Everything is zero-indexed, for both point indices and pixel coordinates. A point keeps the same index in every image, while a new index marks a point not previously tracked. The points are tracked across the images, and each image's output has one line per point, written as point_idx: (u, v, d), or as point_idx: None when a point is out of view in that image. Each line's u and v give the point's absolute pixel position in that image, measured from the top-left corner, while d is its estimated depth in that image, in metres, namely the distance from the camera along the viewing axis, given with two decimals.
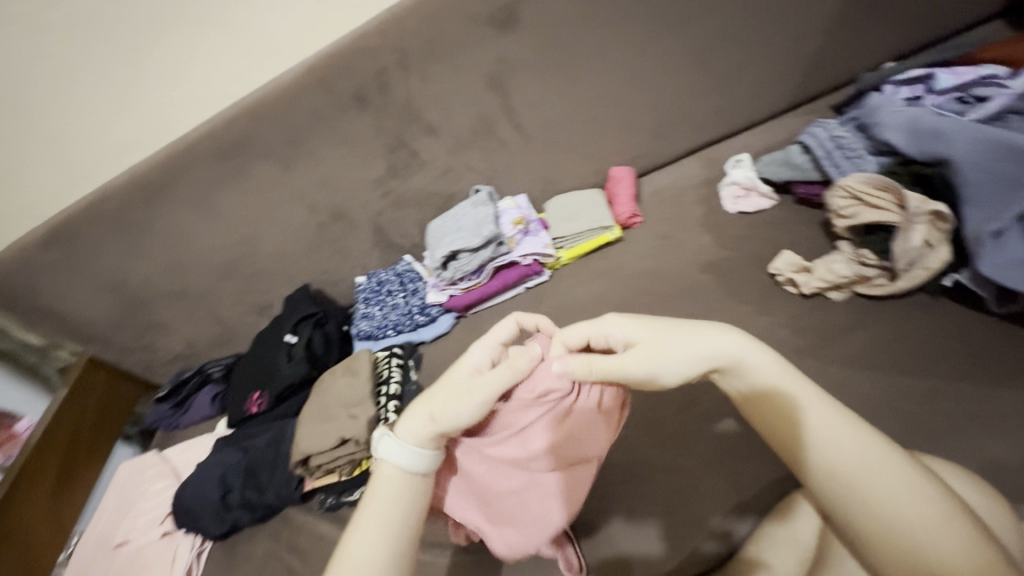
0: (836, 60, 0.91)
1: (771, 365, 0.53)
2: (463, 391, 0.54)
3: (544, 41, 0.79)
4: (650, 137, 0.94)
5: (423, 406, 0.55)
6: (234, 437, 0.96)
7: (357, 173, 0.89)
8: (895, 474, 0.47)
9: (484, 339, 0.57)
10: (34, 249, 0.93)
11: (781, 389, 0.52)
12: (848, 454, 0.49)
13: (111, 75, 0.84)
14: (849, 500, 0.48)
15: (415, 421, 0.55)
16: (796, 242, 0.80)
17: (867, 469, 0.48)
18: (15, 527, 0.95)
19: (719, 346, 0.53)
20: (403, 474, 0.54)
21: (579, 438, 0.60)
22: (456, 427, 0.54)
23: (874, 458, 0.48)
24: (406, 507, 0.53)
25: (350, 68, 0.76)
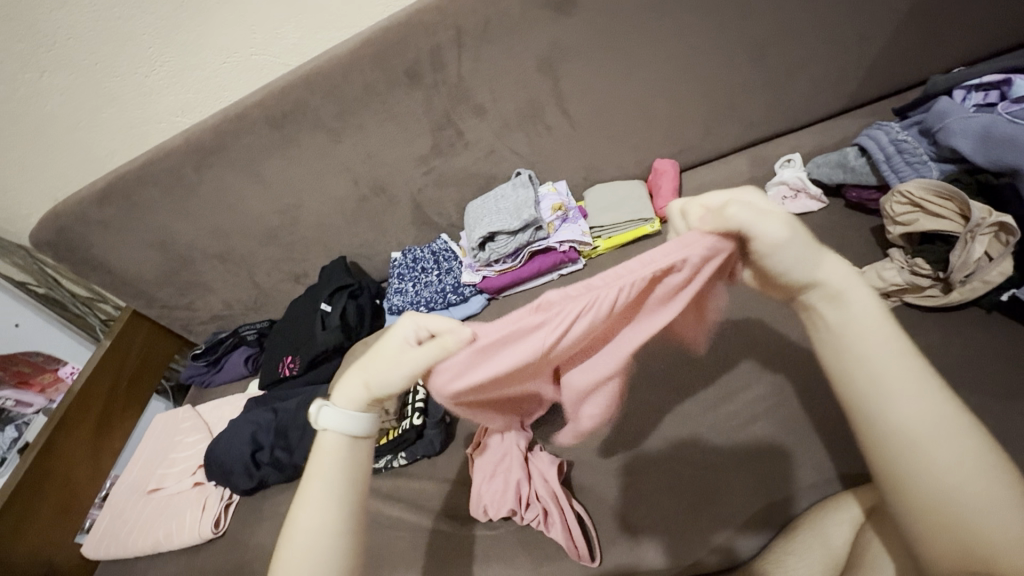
0: (900, 62, 0.88)
1: (870, 304, 0.46)
2: (392, 364, 0.49)
3: (602, 27, 0.78)
4: (698, 131, 0.93)
5: (358, 370, 0.51)
6: (266, 398, 0.99)
7: (402, 149, 0.90)
8: (963, 443, 0.42)
9: (416, 313, 0.50)
10: (90, 204, 0.97)
11: (864, 331, 0.45)
12: (914, 419, 0.43)
13: (174, 37, 0.87)
14: (906, 466, 0.43)
15: (350, 388, 0.51)
16: (844, 248, 0.79)
17: (932, 434, 0.42)
18: (59, 465, 1.01)
19: (834, 269, 0.47)
20: (345, 440, 0.51)
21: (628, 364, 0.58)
22: (389, 394, 0.51)
23: (945, 426, 0.42)
24: (352, 473, 0.51)
25: (405, 43, 0.77)
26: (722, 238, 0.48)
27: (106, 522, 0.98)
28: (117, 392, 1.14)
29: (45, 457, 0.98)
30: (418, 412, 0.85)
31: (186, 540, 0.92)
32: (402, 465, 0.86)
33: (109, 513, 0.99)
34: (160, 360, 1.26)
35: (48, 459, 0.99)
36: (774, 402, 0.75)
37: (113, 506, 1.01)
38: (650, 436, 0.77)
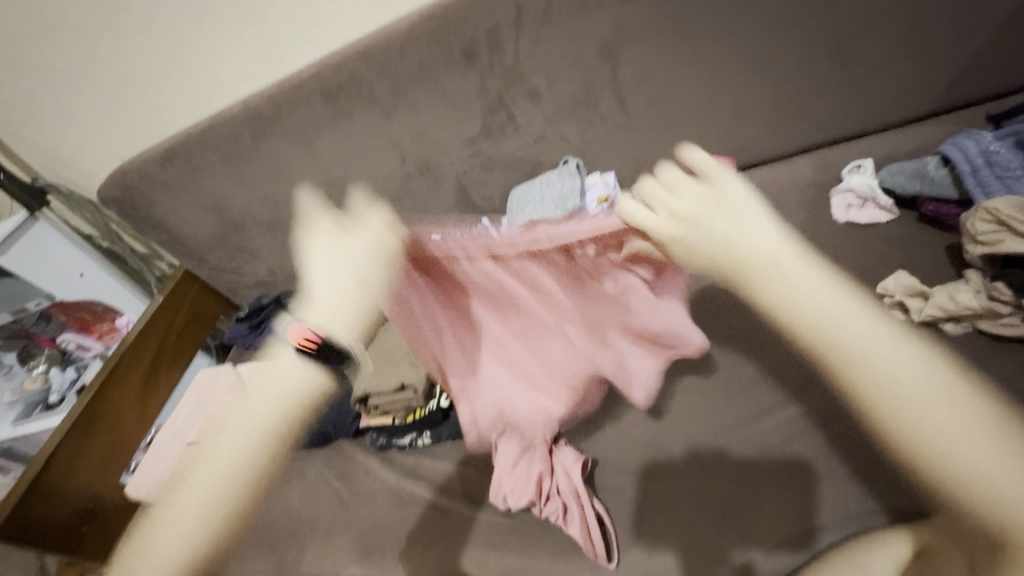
0: (992, 68, 0.81)
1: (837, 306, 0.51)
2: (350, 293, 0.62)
3: (669, 14, 0.74)
4: (760, 130, 0.88)
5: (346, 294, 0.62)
6: (302, 365, 1.02)
7: (452, 130, 0.90)
8: (940, 405, 0.47)
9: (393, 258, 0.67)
10: (153, 165, 1.01)
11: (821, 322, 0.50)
12: (919, 408, 0.48)
13: (240, 6, 0.89)
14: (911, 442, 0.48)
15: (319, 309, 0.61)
16: (913, 264, 0.73)
17: (914, 395, 0.48)
18: (108, 411, 1.07)
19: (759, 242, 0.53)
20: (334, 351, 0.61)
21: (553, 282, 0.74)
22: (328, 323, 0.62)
23: (920, 374, 0.49)
24: None
25: (464, 21, 0.75)
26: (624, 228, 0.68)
27: (149, 466, 1.07)
28: (167, 345, 1.20)
29: (98, 400, 1.05)
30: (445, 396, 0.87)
31: None
32: (426, 445, 0.87)
33: (151, 459, 1.08)
34: (206, 318, 1.32)
35: (100, 403, 1.05)
36: None
37: (156, 453, 1.08)
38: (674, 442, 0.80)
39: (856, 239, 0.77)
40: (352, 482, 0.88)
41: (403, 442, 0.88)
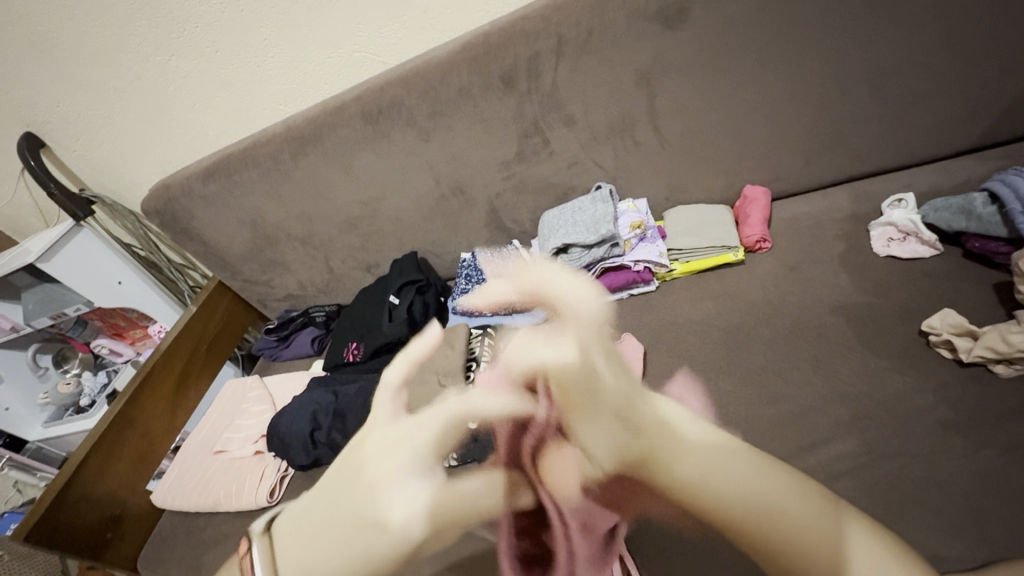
0: None
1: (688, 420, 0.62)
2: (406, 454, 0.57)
3: (708, 46, 0.75)
4: (795, 161, 0.87)
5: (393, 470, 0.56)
6: (329, 379, 1.03)
7: (486, 153, 0.91)
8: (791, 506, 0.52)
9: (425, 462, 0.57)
10: (197, 180, 1.05)
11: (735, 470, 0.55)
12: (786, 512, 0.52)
13: (291, 31, 0.95)
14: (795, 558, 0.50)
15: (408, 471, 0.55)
16: (972, 298, 0.68)
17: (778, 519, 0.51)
18: (139, 416, 1.09)
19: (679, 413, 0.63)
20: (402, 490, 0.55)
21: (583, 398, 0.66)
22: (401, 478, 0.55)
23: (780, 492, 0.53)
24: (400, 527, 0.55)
25: (504, 49, 0.78)
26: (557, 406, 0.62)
27: (175, 475, 1.06)
28: (197, 355, 1.23)
29: (132, 406, 1.08)
30: None
31: (243, 504, 0.96)
32: None
33: (178, 469, 1.06)
34: (236, 329, 1.36)
35: (133, 408, 1.08)
36: None
37: (183, 460, 1.08)
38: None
39: (900, 272, 0.74)
40: None
41: None
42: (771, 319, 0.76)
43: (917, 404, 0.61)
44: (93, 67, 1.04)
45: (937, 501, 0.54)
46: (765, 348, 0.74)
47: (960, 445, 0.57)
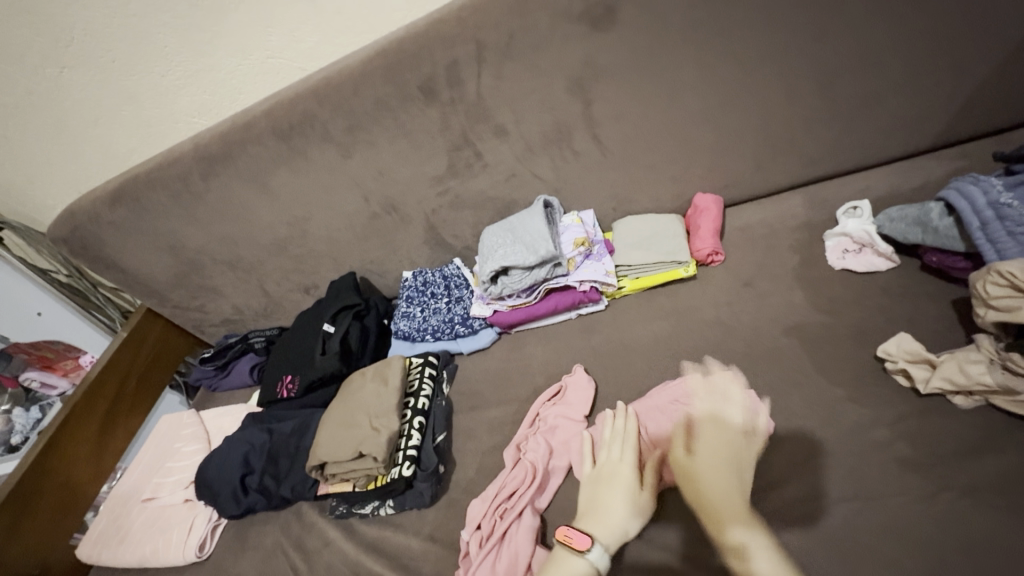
0: (1004, 99, 0.73)
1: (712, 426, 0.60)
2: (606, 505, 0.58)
3: (643, 46, 0.68)
4: (747, 166, 0.82)
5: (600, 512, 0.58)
6: (263, 417, 0.95)
7: (416, 168, 0.83)
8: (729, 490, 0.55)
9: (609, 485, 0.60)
10: (104, 206, 0.95)
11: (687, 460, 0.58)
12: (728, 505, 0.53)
13: (190, 38, 0.86)
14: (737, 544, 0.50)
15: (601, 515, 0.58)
16: (932, 316, 0.64)
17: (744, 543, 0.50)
18: (58, 461, 1.00)
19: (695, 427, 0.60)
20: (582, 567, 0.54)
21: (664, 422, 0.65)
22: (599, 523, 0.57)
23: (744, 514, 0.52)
24: None
25: (419, 56, 0.69)
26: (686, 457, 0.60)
27: (101, 526, 0.97)
28: (127, 390, 1.14)
29: (49, 454, 0.99)
30: (409, 461, 0.74)
31: (169, 558, 0.88)
32: (389, 515, 0.76)
33: (105, 519, 0.98)
34: (172, 359, 1.26)
35: (52, 453, 0.99)
36: None
37: (109, 508, 1.00)
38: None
39: (856, 287, 0.69)
40: (309, 553, 0.79)
41: (363, 513, 0.77)
42: (722, 342, 0.71)
43: (873, 441, 0.57)
44: None
45: (893, 554, 0.50)
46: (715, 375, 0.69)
47: (918, 487, 0.52)
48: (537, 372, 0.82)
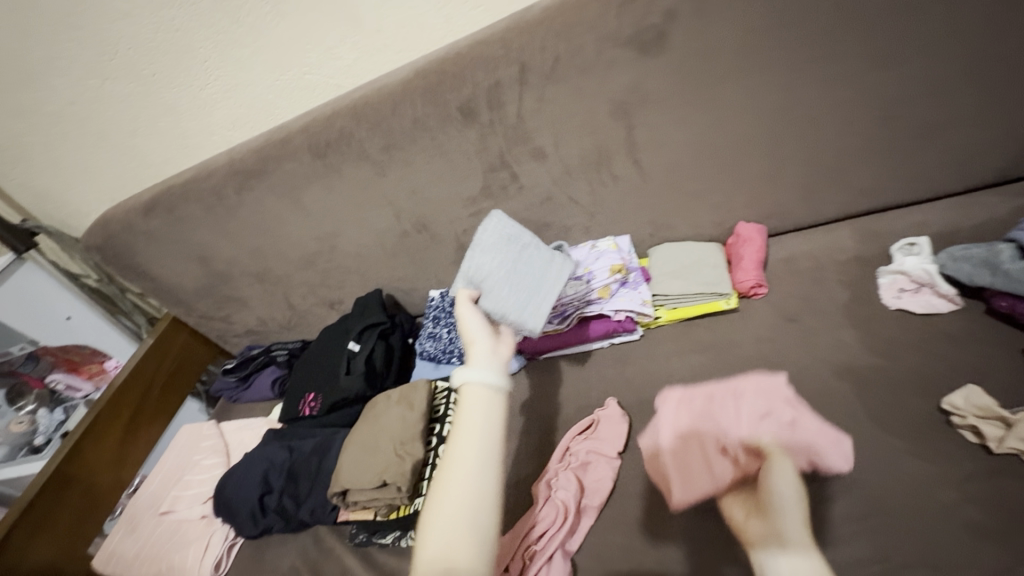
0: None
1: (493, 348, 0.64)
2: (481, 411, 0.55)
3: (691, 73, 0.66)
4: (795, 195, 0.78)
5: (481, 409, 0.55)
6: (284, 434, 0.93)
7: (450, 188, 0.82)
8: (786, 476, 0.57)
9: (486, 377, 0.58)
10: (138, 215, 0.96)
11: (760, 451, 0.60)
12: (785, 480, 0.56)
13: (231, 53, 0.86)
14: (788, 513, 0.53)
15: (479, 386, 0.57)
16: (997, 366, 0.59)
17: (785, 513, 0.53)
18: (79, 470, 1.00)
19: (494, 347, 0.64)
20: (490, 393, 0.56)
21: (754, 416, 0.62)
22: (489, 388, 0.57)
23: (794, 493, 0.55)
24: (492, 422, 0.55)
25: (461, 76, 0.68)
26: (747, 459, 0.59)
27: (118, 538, 0.97)
28: (149, 399, 1.13)
29: (70, 462, 0.98)
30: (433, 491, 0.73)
31: None
32: (410, 546, 0.74)
33: (122, 531, 0.98)
34: (195, 367, 1.26)
35: (73, 461, 0.99)
36: None
37: (126, 519, 0.99)
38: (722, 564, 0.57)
39: (913, 329, 0.65)
40: None
41: (384, 543, 0.75)
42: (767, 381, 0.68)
43: (937, 502, 0.52)
44: (18, 92, 0.95)
45: None
46: None
47: (992, 557, 0.48)
48: (566, 402, 0.79)
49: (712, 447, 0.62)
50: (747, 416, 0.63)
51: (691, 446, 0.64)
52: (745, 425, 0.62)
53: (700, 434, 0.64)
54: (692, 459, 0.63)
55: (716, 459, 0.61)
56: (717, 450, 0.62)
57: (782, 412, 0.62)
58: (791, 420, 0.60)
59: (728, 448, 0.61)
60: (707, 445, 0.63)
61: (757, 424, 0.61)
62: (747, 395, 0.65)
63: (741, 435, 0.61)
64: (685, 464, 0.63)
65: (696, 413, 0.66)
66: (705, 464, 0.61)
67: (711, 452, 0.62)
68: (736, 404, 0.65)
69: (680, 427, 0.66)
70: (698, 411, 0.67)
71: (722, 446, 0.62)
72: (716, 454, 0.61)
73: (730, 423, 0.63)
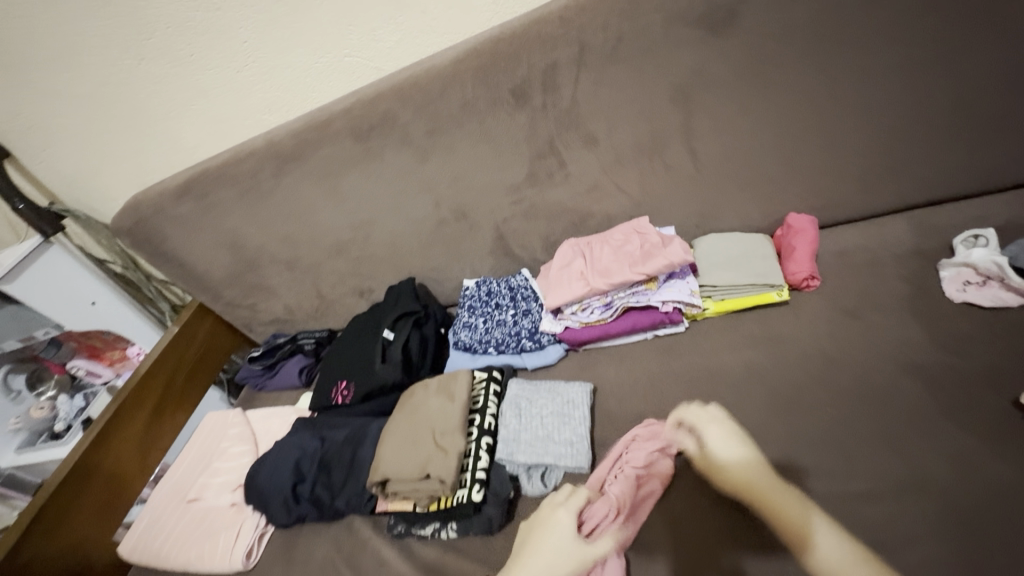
0: None
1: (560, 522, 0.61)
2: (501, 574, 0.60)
3: (756, 56, 0.64)
4: (849, 186, 0.76)
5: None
6: (315, 423, 0.92)
7: (493, 175, 0.80)
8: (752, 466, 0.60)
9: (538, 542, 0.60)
10: (170, 199, 0.94)
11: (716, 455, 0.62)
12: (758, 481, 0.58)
13: (271, 33, 0.84)
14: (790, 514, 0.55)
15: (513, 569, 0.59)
16: None
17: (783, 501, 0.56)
18: (105, 457, 0.98)
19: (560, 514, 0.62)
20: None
21: (616, 248, 0.79)
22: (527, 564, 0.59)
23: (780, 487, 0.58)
24: None
25: (517, 57, 0.66)
26: (600, 279, 0.77)
27: (143, 526, 0.95)
28: (174, 386, 1.12)
29: (97, 450, 0.97)
30: (479, 485, 0.69)
31: (214, 565, 0.85)
32: (450, 538, 0.72)
33: (146, 519, 0.96)
34: (219, 356, 1.25)
35: (99, 449, 0.98)
36: None
37: (152, 508, 0.97)
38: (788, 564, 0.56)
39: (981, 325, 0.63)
40: (362, 572, 0.75)
41: (423, 534, 0.73)
42: (826, 376, 0.66)
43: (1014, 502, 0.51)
44: (51, 72, 0.93)
45: None
46: (819, 412, 0.63)
47: None
48: (610, 395, 0.78)
49: (579, 274, 0.79)
50: (611, 246, 0.79)
51: (566, 271, 0.81)
52: (605, 255, 0.79)
53: (576, 262, 0.81)
54: (568, 282, 0.80)
55: (581, 280, 0.79)
56: (584, 275, 0.79)
57: (639, 241, 0.78)
58: (649, 245, 0.77)
59: (590, 273, 0.78)
60: (577, 271, 0.80)
61: (615, 253, 0.78)
62: (613, 232, 0.81)
63: (600, 261, 0.79)
64: (563, 292, 0.80)
65: (579, 245, 0.83)
66: (574, 284, 0.79)
67: (578, 277, 0.79)
68: (610, 239, 0.81)
69: (563, 256, 0.83)
70: (578, 247, 0.83)
71: (587, 272, 0.79)
72: (584, 279, 0.78)
73: (600, 254, 0.79)
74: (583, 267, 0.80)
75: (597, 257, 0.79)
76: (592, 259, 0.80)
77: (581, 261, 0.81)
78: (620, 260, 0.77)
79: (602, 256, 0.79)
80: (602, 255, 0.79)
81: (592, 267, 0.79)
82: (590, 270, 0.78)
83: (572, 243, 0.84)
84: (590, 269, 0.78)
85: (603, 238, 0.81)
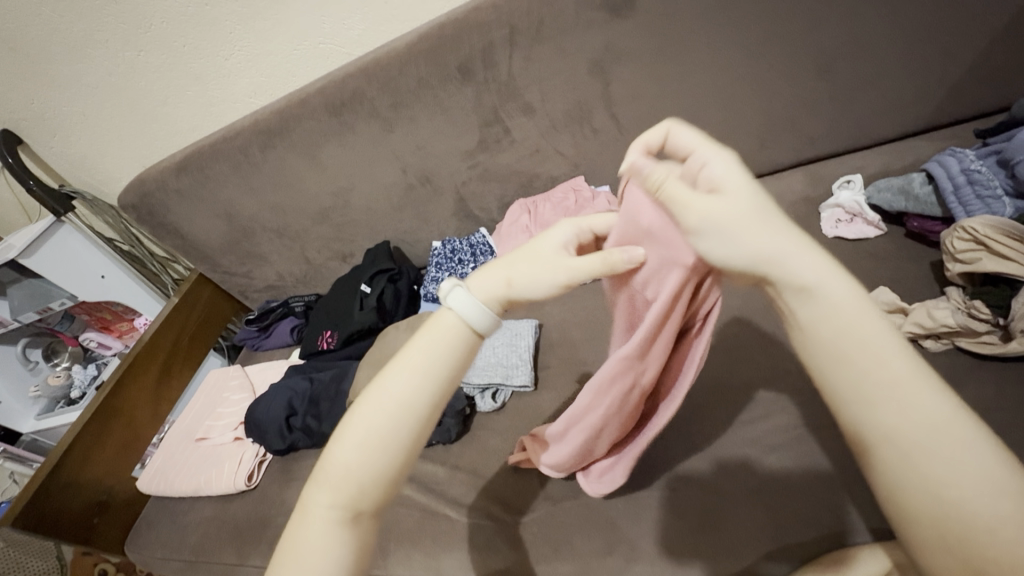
0: (979, 84, 0.82)
1: (537, 268, 0.44)
2: (538, 264, 0.44)
3: (656, 33, 0.77)
4: (751, 144, 0.89)
5: (502, 267, 0.45)
6: (304, 368, 1.06)
7: (451, 143, 0.92)
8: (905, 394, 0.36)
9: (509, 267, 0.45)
10: (170, 174, 1.06)
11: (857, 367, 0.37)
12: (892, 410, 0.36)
13: (253, 23, 0.96)
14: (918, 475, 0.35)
15: (490, 277, 0.45)
16: (900, 280, 0.72)
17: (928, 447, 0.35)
18: (121, 405, 1.11)
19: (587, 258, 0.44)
20: (460, 337, 0.43)
21: (557, 203, 0.93)
22: (529, 301, 0.45)
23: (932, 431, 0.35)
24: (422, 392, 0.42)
25: (459, 39, 0.79)
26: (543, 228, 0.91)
27: (158, 463, 1.09)
28: (180, 346, 1.25)
29: (114, 398, 1.10)
30: None
31: (221, 487, 0.99)
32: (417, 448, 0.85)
33: (161, 456, 1.10)
34: (219, 320, 1.38)
35: (116, 398, 1.10)
36: (809, 433, 0.67)
37: (166, 448, 1.11)
38: (679, 443, 0.71)
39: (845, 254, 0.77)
40: None
41: None
42: None
43: None
44: (60, 63, 1.05)
45: None
46: None
47: None
48: (553, 329, 0.93)
49: (525, 228, 0.94)
50: (552, 203, 0.94)
51: (516, 226, 0.96)
52: (547, 211, 0.93)
53: (523, 218, 0.95)
54: (516, 235, 0.94)
55: (527, 231, 0.93)
56: (530, 227, 0.93)
57: (576, 198, 0.92)
58: (583, 201, 0.92)
59: (534, 226, 0.93)
60: (524, 225, 0.94)
61: (555, 208, 0.93)
62: (553, 193, 0.96)
63: (543, 216, 0.93)
64: (512, 242, 0.94)
65: (527, 205, 0.97)
66: (522, 235, 0.93)
67: (525, 230, 0.93)
68: (552, 198, 0.95)
69: (513, 214, 0.98)
70: (525, 206, 0.97)
71: (533, 225, 0.93)
72: (530, 230, 0.93)
73: (543, 210, 0.94)
74: (529, 221, 0.94)
75: (541, 213, 0.94)
76: (537, 215, 0.94)
77: (527, 217, 0.95)
78: (559, 214, 0.92)
79: (544, 211, 0.93)
80: (545, 210, 0.93)
81: (536, 221, 0.93)
82: (535, 223, 0.93)
83: (520, 203, 0.98)
84: (535, 223, 0.93)
85: (545, 197, 0.96)
